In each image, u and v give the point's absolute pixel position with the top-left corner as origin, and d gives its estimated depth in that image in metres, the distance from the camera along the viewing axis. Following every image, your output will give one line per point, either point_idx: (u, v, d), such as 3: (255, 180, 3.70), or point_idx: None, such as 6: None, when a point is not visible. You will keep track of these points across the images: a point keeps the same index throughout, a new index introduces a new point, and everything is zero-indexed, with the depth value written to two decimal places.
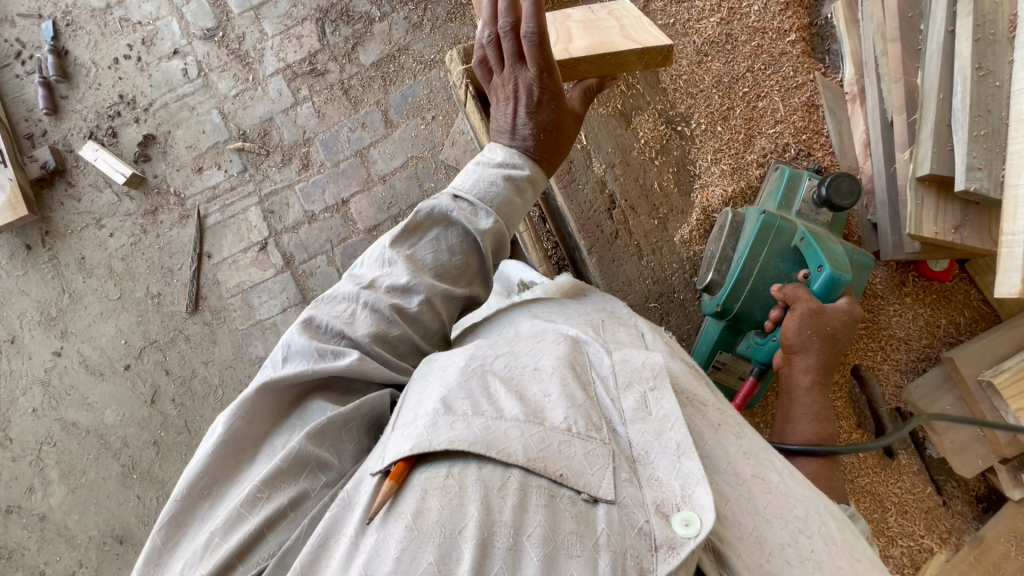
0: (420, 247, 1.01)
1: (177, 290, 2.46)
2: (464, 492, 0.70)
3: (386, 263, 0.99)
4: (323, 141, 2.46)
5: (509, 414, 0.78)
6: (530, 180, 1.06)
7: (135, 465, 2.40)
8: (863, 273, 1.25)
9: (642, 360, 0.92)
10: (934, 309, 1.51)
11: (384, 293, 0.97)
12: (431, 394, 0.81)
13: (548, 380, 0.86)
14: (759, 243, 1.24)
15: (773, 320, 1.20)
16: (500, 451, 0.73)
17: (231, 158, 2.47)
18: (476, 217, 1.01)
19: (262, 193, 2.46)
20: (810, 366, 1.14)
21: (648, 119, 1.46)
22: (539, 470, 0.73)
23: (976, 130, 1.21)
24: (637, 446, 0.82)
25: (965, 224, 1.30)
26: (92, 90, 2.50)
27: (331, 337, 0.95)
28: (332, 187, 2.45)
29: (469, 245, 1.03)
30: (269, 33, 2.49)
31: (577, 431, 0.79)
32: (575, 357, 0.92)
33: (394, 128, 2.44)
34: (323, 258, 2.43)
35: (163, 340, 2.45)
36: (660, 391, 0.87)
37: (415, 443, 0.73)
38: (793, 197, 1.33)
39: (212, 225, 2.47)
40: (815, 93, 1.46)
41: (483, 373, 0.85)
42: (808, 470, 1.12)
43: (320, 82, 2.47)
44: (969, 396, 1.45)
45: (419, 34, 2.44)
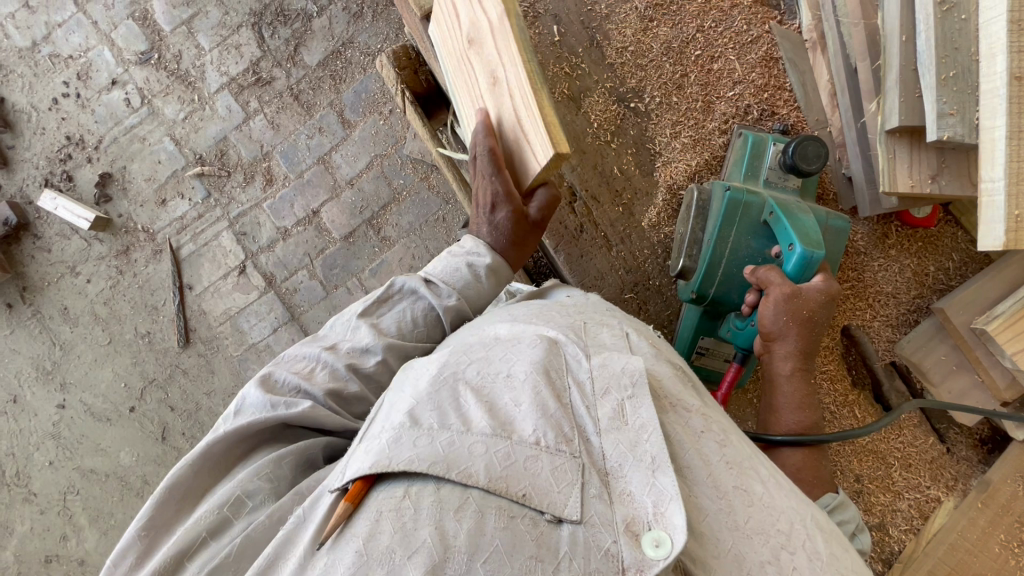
0: (386, 316, 1.08)
1: (165, 327, 2.44)
2: (419, 513, 0.69)
3: (349, 329, 1.06)
4: (282, 153, 2.38)
5: (476, 427, 0.77)
6: (493, 269, 1.16)
7: None
8: (840, 239, 1.20)
9: (623, 364, 0.89)
10: (920, 258, 1.45)
11: (343, 355, 1.01)
12: (400, 406, 0.80)
13: (520, 389, 0.84)
14: (728, 222, 1.19)
15: (750, 305, 1.16)
16: (459, 472, 0.72)
17: (193, 185, 2.40)
18: (440, 295, 1.10)
19: (231, 215, 2.40)
20: (790, 354, 1.10)
21: (600, 98, 1.37)
22: (500, 490, 0.72)
23: (945, 73, 1.13)
24: (611, 459, 0.80)
25: (943, 172, 1.22)
26: (37, 136, 2.41)
27: (288, 391, 0.96)
28: (300, 199, 2.38)
29: (432, 319, 1.10)
30: (206, 46, 2.37)
31: (545, 444, 0.77)
32: (550, 362, 0.89)
33: (352, 128, 2.35)
34: (304, 273, 2.39)
35: (162, 378, 2.45)
36: (638, 399, 0.84)
37: (375, 460, 0.73)
38: (759, 165, 1.27)
39: (187, 256, 2.43)
40: (774, 45, 1.36)
41: (456, 384, 0.84)
42: (793, 461, 1.10)
43: (268, 92, 2.36)
44: (964, 344, 1.41)
45: (361, 25, 2.32)
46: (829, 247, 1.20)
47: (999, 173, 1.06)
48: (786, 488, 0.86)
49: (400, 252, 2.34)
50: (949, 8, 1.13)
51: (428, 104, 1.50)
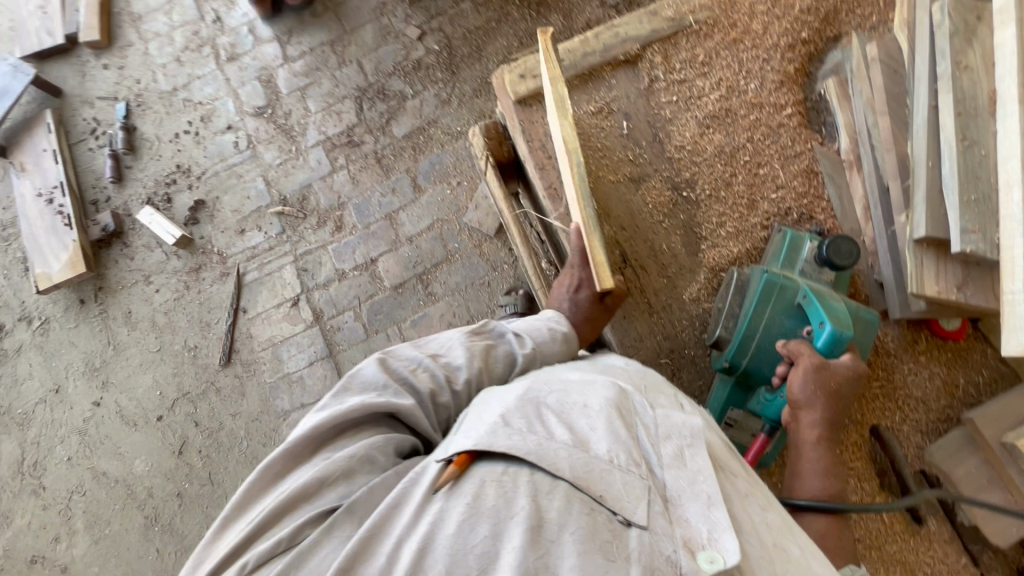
0: (477, 344, 1.18)
1: (212, 344, 2.58)
2: (518, 487, 0.83)
3: (449, 346, 1.17)
4: (355, 205, 2.64)
5: (559, 437, 0.90)
6: (565, 336, 1.30)
7: (158, 516, 2.45)
8: (869, 330, 1.27)
9: (683, 418, 0.99)
10: (950, 368, 1.48)
11: (441, 366, 1.13)
12: (495, 409, 0.95)
13: (594, 417, 0.95)
14: (764, 299, 1.29)
15: (779, 377, 1.22)
16: (550, 464, 0.86)
17: (271, 221, 2.67)
18: (522, 345, 1.22)
19: (298, 252, 2.63)
20: (817, 421, 1.14)
21: (655, 184, 1.54)
22: (581, 484, 0.85)
23: (967, 195, 1.26)
24: (672, 488, 0.91)
25: (968, 283, 1.31)
26: (153, 161, 2.77)
27: (397, 377, 1.07)
28: (362, 247, 2.60)
29: (510, 361, 1.20)
30: (312, 109, 2.75)
31: (617, 462, 0.89)
32: (622, 402, 1.00)
33: (422, 193, 2.61)
34: (350, 313, 2.54)
35: (195, 393, 2.55)
36: (697, 447, 0.94)
37: (479, 440, 0.87)
38: (795, 257, 1.38)
39: (250, 282, 2.63)
40: (814, 161, 1.52)
41: (538, 404, 0.96)
42: (816, 528, 1.10)
43: (356, 152, 2.69)
44: (994, 459, 1.40)
45: (447, 109, 2.66)
46: (857, 337, 1.26)
47: (1020, 287, 1.17)
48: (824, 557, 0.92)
49: (442, 308, 2.49)
50: (970, 145, 1.28)
51: (506, 172, 1.67)
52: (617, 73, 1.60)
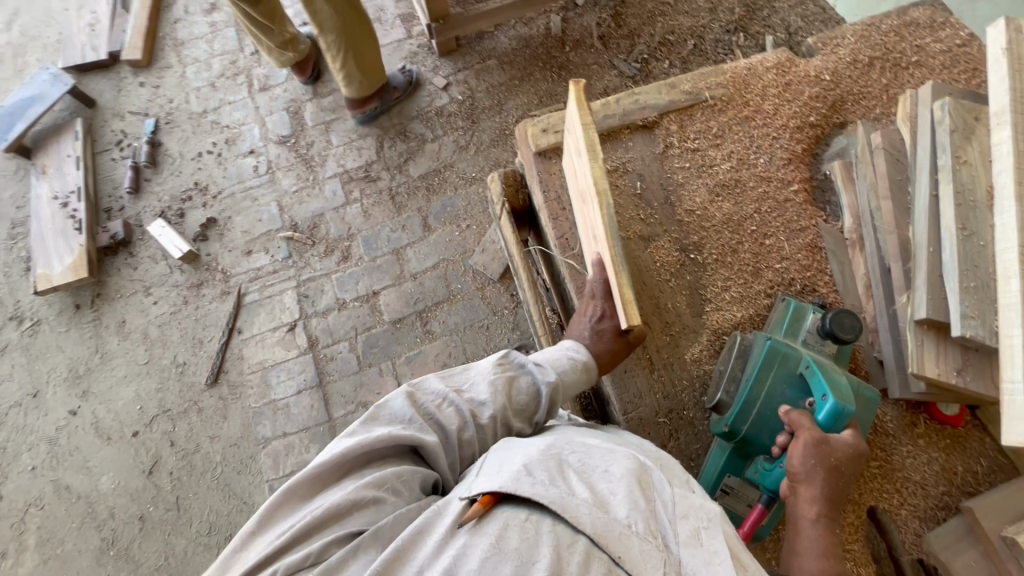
0: (499, 376, 1.19)
1: (201, 362, 2.54)
2: (539, 537, 0.84)
3: (472, 380, 1.19)
4: (364, 238, 2.68)
5: (580, 495, 0.91)
6: (586, 364, 1.32)
7: (116, 539, 2.33)
8: (870, 408, 1.28)
9: (701, 501, 0.99)
10: (948, 454, 1.46)
11: (466, 400, 1.14)
12: (517, 458, 0.96)
13: (616, 482, 0.96)
14: (767, 366, 1.31)
15: (780, 447, 1.24)
16: (572, 517, 0.87)
17: (279, 245, 2.70)
18: (545, 374, 1.24)
19: (301, 278, 2.64)
20: (816, 494, 1.13)
21: (664, 244, 1.58)
22: (602, 543, 0.86)
23: (966, 282, 1.29)
24: (688, 565, 0.89)
25: (968, 368, 1.32)
26: (172, 177, 2.83)
27: (424, 412, 1.10)
28: (366, 279, 2.61)
29: (534, 393, 1.21)
30: (334, 143, 2.84)
31: (636, 530, 0.89)
32: (643, 473, 0.99)
33: (431, 232, 2.66)
34: (346, 344, 2.53)
35: (176, 411, 2.49)
36: (713, 530, 0.94)
37: (505, 484, 0.89)
38: (799, 327, 1.42)
39: (249, 303, 2.63)
40: (819, 237, 1.57)
41: (561, 459, 0.98)
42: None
43: (371, 187, 2.76)
44: (996, 554, 1.34)
45: (464, 155, 2.76)
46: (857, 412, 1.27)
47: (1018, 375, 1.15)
48: None
49: (439, 347, 2.48)
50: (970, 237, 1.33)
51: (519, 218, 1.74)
52: (635, 137, 1.68)
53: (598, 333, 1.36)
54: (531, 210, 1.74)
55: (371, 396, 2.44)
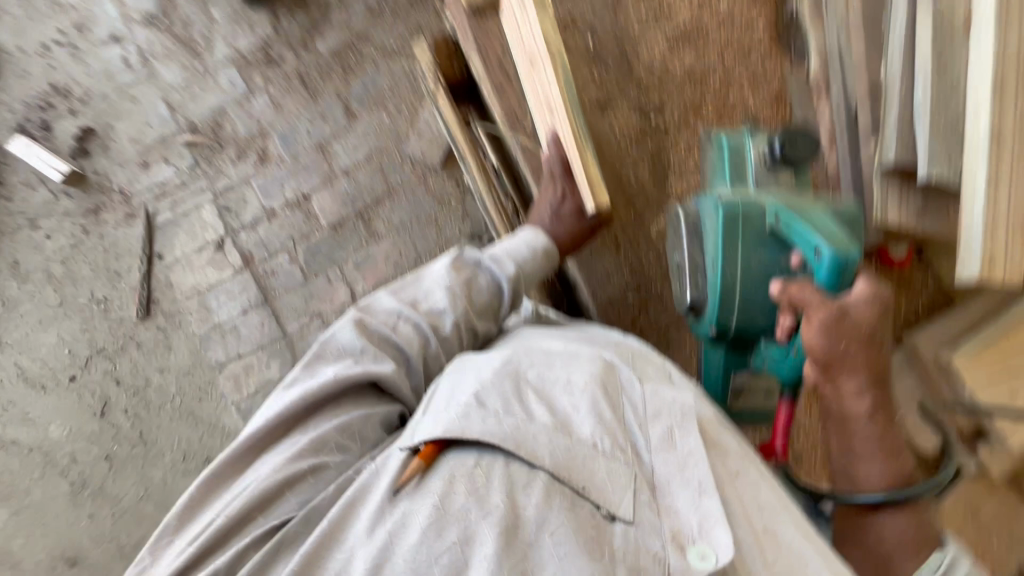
0: (453, 280, 1.15)
1: (125, 295, 2.31)
2: (491, 481, 0.85)
3: (427, 290, 1.16)
4: (280, 135, 2.35)
5: (537, 419, 0.92)
6: (546, 249, 1.26)
7: (86, 481, 2.28)
8: (858, 230, 1.15)
9: (673, 397, 0.98)
10: (897, 292, 1.59)
11: (421, 313, 1.12)
12: (467, 387, 0.95)
13: (578, 396, 0.96)
14: (732, 237, 1.20)
15: (787, 330, 1.15)
16: (527, 452, 0.87)
17: (181, 153, 2.33)
18: (503, 266, 1.20)
19: (217, 189, 2.33)
20: (861, 391, 1.10)
21: (624, 109, 1.49)
22: (563, 477, 0.87)
23: (937, 121, 1.25)
24: (660, 475, 0.93)
25: (928, 211, 1.34)
26: (19, 79, 2.29)
27: (378, 338, 1.09)
28: (292, 182, 2.34)
29: (494, 288, 1.19)
30: (217, 18, 2.35)
31: (601, 449, 0.91)
32: (609, 379, 0.99)
33: (356, 120, 2.36)
34: (285, 256, 2.33)
35: (112, 349, 2.30)
36: (687, 428, 0.95)
37: (448, 429, 0.88)
38: (743, 170, 1.30)
39: (162, 224, 2.33)
40: (784, 83, 1.54)
41: (518, 379, 0.97)
42: (898, 525, 1.10)
43: (276, 72, 2.35)
44: (926, 372, 1.60)
45: (380, 22, 2.36)
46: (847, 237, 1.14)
47: (978, 220, 1.20)
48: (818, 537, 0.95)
49: (387, 247, 2.34)
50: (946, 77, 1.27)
51: (460, 97, 1.58)
52: None
53: (557, 215, 1.29)
54: (472, 85, 1.58)
55: (324, 306, 2.32)
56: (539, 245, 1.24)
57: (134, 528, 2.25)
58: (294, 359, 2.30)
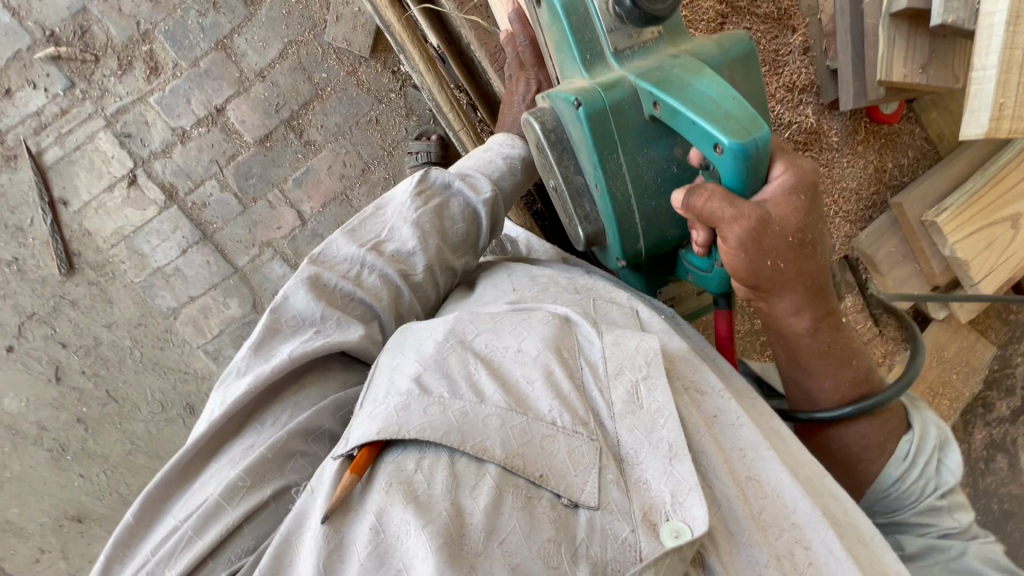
0: (422, 211, 1.04)
1: (38, 252, 2.03)
2: (433, 483, 0.76)
3: (392, 226, 1.06)
4: (167, 34, 1.93)
5: (489, 400, 0.85)
6: (524, 159, 1.15)
7: (65, 445, 2.19)
8: (749, 81, 1.00)
9: (636, 344, 0.92)
10: (883, 154, 1.46)
11: (389, 258, 1.03)
12: (406, 372, 0.89)
13: (530, 364, 0.91)
14: (607, 145, 0.95)
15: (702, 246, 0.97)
16: (474, 444, 0.79)
17: (47, 71, 1.91)
18: (479, 189, 1.09)
19: (107, 112, 1.96)
20: (800, 307, 0.95)
21: None
22: (513, 468, 0.78)
23: None
24: (627, 445, 0.85)
25: (932, 62, 1.23)
26: None
27: (341, 297, 1.00)
28: (198, 93, 1.98)
29: (469, 214, 1.08)
30: None
31: (560, 424, 0.84)
32: (562, 340, 0.95)
33: (257, 6, 1.96)
34: (213, 183, 2.06)
35: (44, 313, 2.08)
36: (653, 381, 0.89)
37: (382, 428, 0.79)
38: (586, 46, 0.97)
39: (53, 162, 1.98)
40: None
41: (462, 351, 0.92)
42: (865, 428, 1.00)
43: None
44: (912, 236, 1.48)
45: None
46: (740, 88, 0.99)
47: (993, 61, 1.05)
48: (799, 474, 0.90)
49: (328, 158, 2.09)
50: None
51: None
52: None
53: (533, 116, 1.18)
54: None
55: (272, 233, 2.12)
56: (517, 159, 1.14)
57: (131, 480, 2.24)
58: (254, 293, 2.16)
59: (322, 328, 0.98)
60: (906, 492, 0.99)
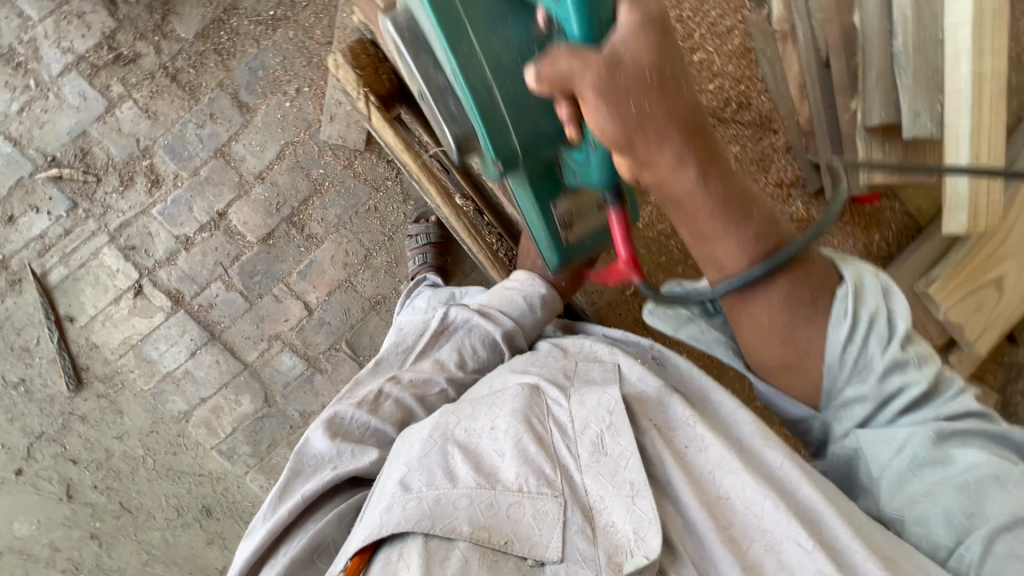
0: (446, 349, 1.18)
1: (45, 371, 2.03)
2: (409, 563, 0.83)
3: (414, 356, 1.18)
4: (166, 147, 1.99)
5: (462, 483, 0.92)
6: (543, 294, 1.27)
7: (79, 564, 2.13)
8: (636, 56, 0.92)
9: (599, 399, 1.00)
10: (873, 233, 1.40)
11: (408, 385, 1.12)
12: (392, 477, 0.94)
13: (502, 440, 0.97)
14: (453, 28, 0.88)
15: (569, 119, 0.85)
16: (443, 526, 0.86)
17: (49, 194, 1.95)
18: (497, 321, 1.21)
19: (110, 227, 1.99)
20: (683, 159, 0.82)
21: None
22: (484, 539, 0.86)
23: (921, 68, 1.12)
24: (593, 493, 0.92)
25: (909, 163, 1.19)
26: None
27: (356, 428, 1.06)
28: (199, 201, 2.03)
29: (488, 343, 1.20)
30: (35, 17, 1.88)
31: (527, 490, 0.91)
32: (533, 409, 1.02)
33: (253, 113, 2.02)
34: (219, 284, 2.09)
35: (54, 431, 2.06)
36: (615, 431, 0.96)
37: (370, 530, 0.87)
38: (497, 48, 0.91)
39: (58, 282, 2.00)
40: (745, 38, 1.39)
41: (446, 443, 0.98)
42: (785, 286, 0.87)
43: (135, 72, 1.94)
44: None
45: None
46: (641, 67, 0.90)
47: (964, 165, 1.11)
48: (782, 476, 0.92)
49: (331, 249, 2.12)
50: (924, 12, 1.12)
51: (390, 106, 1.33)
52: None
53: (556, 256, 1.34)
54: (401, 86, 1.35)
55: (280, 326, 2.14)
56: (534, 295, 1.25)
57: None
58: (264, 388, 2.14)
59: (337, 463, 1.02)
60: (854, 360, 0.88)
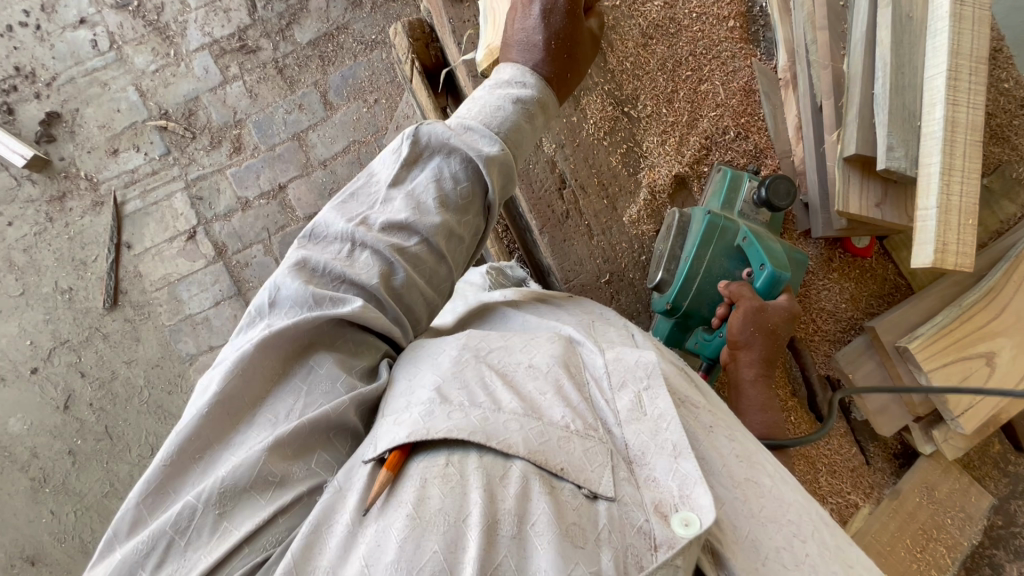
0: (419, 180, 0.82)
1: (92, 285, 2.26)
2: (467, 483, 0.61)
3: (382, 199, 0.82)
4: (256, 123, 2.32)
5: (507, 405, 0.68)
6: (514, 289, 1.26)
7: (47, 477, 2.18)
8: (800, 272, 1.19)
9: (636, 357, 0.78)
10: (858, 284, 1.41)
11: (378, 228, 0.80)
12: (424, 381, 0.70)
13: (544, 378, 0.73)
14: (703, 243, 1.16)
15: (720, 317, 1.15)
16: (500, 442, 0.64)
17: (152, 139, 2.29)
18: (476, 142, 0.83)
19: (188, 177, 2.29)
20: (758, 364, 1.10)
21: (596, 98, 1.33)
22: (539, 463, 0.63)
23: (895, 112, 1.15)
24: (633, 449, 0.70)
25: (886, 201, 1.23)
26: None
27: (328, 280, 0.77)
28: (268, 172, 2.31)
29: (474, 180, 0.84)
30: (191, 5, 2.33)
31: (575, 427, 0.68)
32: (569, 356, 0.79)
33: (334, 111, 2.33)
34: (259, 247, 2.28)
35: (77, 341, 2.24)
36: (656, 389, 0.74)
37: (412, 430, 0.64)
38: (734, 198, 1.25)
39: (131, 213, 2.28)
40: (752, 78, 1.37)
41: (479, 364, 0.73)
42: None
43: (252, 60, 2.33)
44: (889, 362, 1.35)
45: (359, 13, 2.35)
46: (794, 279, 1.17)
47: (933, 203, 1.11)
48: (790, 482, 0.78)
49: None
50: (903, 60, 1.16)
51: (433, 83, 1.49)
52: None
53: (549, 8, 0.90)
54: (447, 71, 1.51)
55: None
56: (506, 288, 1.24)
57: (97, 525, 2.16)
58: None
59: (274, 317, 0.76)
60: None
